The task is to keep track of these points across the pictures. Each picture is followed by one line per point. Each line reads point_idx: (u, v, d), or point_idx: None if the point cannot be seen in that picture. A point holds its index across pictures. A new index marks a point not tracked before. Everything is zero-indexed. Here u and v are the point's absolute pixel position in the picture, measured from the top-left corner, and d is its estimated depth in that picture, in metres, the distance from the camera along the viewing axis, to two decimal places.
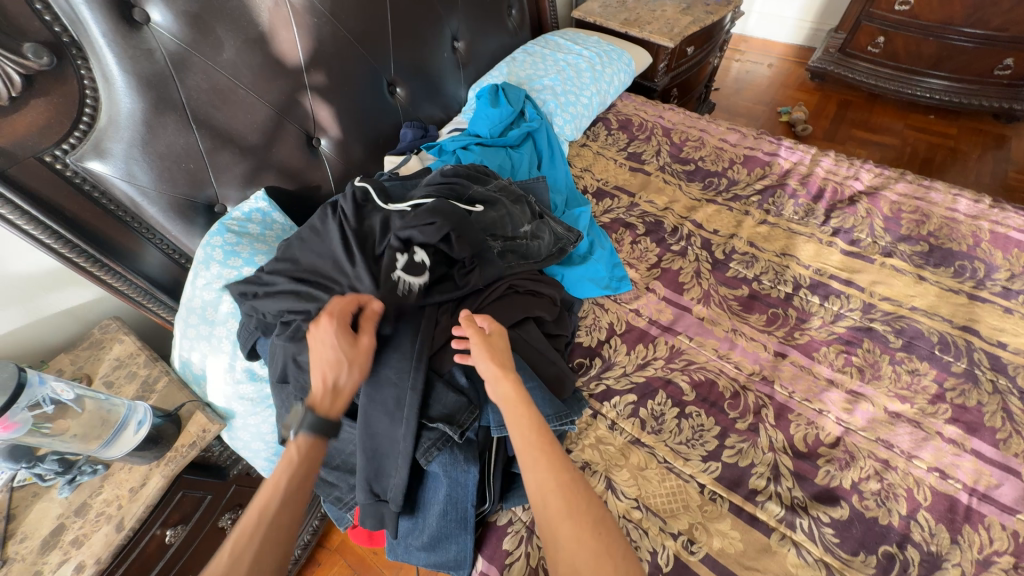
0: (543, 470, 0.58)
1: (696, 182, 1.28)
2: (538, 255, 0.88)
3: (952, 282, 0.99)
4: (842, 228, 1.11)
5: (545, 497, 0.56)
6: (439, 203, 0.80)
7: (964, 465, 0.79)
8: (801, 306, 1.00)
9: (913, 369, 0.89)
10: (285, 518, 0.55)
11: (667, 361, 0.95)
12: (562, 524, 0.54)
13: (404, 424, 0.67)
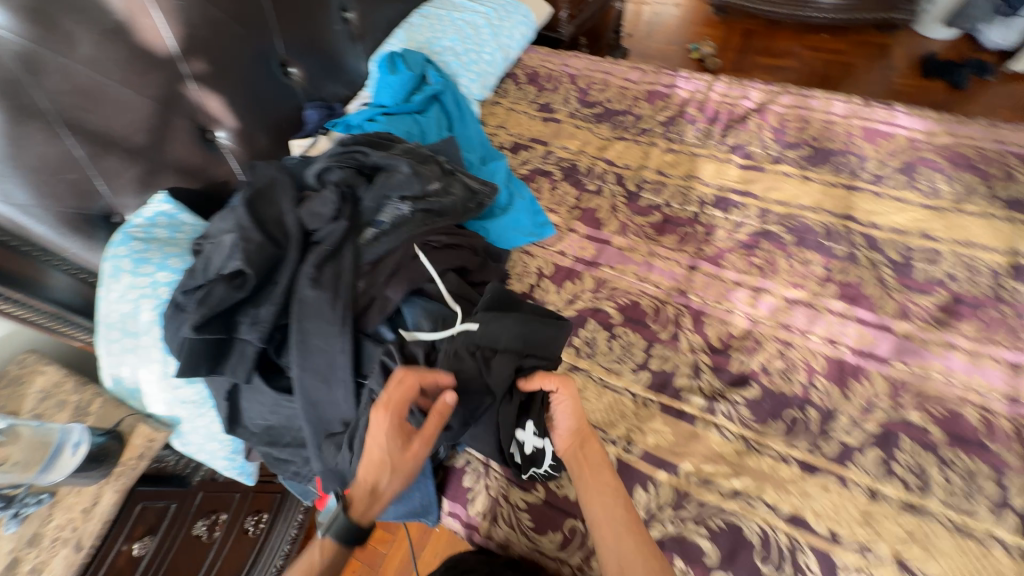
0: (627, 545, 0.63)
1: (604, 123, 1.33)
2: (452, 211, 0.90)
3: (832, 177, 1.10)
4: (737, 145, 1.20)
5: (620, 548, 0.63)
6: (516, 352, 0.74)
7: (850, 331, 0.90)
8: (706, 221, 1.09)
9: (804, 259, 1.00)
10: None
11: (593, 291, 1.02)
12: None
13: (340, 385, 0.69)
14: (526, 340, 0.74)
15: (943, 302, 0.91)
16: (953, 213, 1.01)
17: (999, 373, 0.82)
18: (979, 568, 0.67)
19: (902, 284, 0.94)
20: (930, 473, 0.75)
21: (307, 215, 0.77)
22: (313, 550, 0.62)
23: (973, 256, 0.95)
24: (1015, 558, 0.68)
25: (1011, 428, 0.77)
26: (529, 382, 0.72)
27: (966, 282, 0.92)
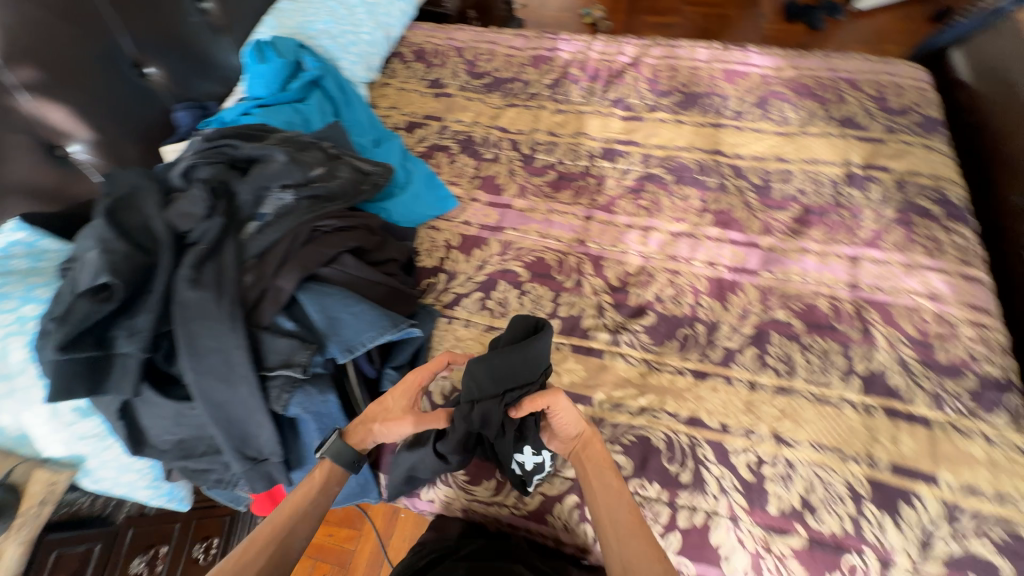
0: (634, 547, 0.63)
1: (495, 92, 1.36)
2: (341, 193, 0.89)
3: (701, 118, 1.21)
4: (618, 99, 1.28)
5: (625, 549, 0.63)
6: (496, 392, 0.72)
7: (725, 252, 1.02)
8: (597, 173, 1.16)
9: (683, 195, 1.10)
10: (297, 532, 0.64)
11: (500, 254, 1.06)
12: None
13: (241, 382, 0.68)
14: (497, 377, 0.71)
15: (797, 214, 1.05)
16: (800, 136, 1.15)
17: (841, 266, 0.97)
18: (835, 426, 0.81)
19: (764, 204, 1.06)
20: (795, 358, 0.88)
21: (176, 217, 0.74)
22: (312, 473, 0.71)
23: (817, 171, 1.09)
24: (861, 412, 0.82)
25: (853, 308, 0.92)
26: (519, 411, 0.72)
27: (813, 194, 1.06)
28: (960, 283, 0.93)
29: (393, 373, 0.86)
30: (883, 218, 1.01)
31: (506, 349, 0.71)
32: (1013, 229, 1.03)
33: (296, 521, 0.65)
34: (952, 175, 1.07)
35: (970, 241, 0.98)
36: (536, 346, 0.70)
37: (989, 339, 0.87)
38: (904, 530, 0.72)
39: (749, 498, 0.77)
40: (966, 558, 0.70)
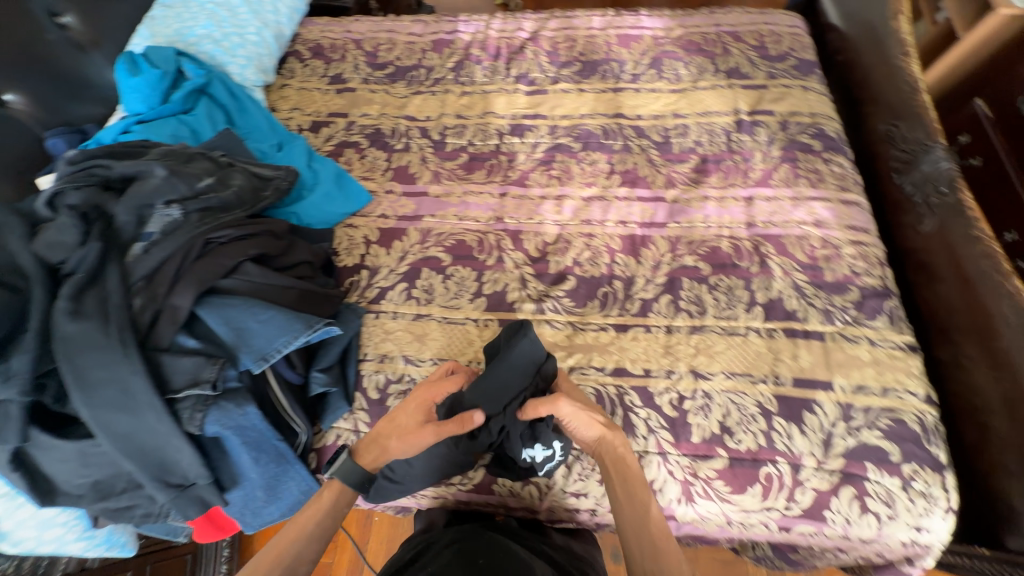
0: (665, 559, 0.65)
1: (399, 81, 1.33)
2: (236, 202, 0.86)
3: (601, 84, 1.25)
4: (521, 74, 1.29)
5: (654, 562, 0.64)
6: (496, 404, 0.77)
7: (635, 209, 1.06)
8: (507, 150, 1.17)
9: (591, 161, 1.13)
10: (302, 552, 0.68)
11: (421, 243, 1.06)
12: None
13: (145, 408, 0.65)
14: (491, 394, 0.77)
15: (696, 165, 1.10)
16: (693, 91, 1.21)
17: (738, 207, 1.03)
18: (743, 353, 0.87)
19: (665, 159, 1.12)
20: (705, 298, 0.94)
21: (45, 248, 0.70)
22: (322, 493, 0.74)
23: (711, 122, 1.15)
24: (764, 337, 0.89)
25: (751, 245, 0.98)
26: (525, 413, 0.75)
27: (709, 144, 1.12)
28: (841, 207, 1.01)
29: (320, 375, 0.84)
30: (771, 158, 1.08)
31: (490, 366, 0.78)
32: (882, 153, 1.14)
33: (297, 539, 0.68)
34: (829, 111, 1.15)
35: (847, 168, 1.07)
36: (513, 353, 0.77)
37: (868, 254, 0.96)
38: (809, 435, 0.80)
39: (674, 432, 0.82)
40: (860, 448, 0.79)
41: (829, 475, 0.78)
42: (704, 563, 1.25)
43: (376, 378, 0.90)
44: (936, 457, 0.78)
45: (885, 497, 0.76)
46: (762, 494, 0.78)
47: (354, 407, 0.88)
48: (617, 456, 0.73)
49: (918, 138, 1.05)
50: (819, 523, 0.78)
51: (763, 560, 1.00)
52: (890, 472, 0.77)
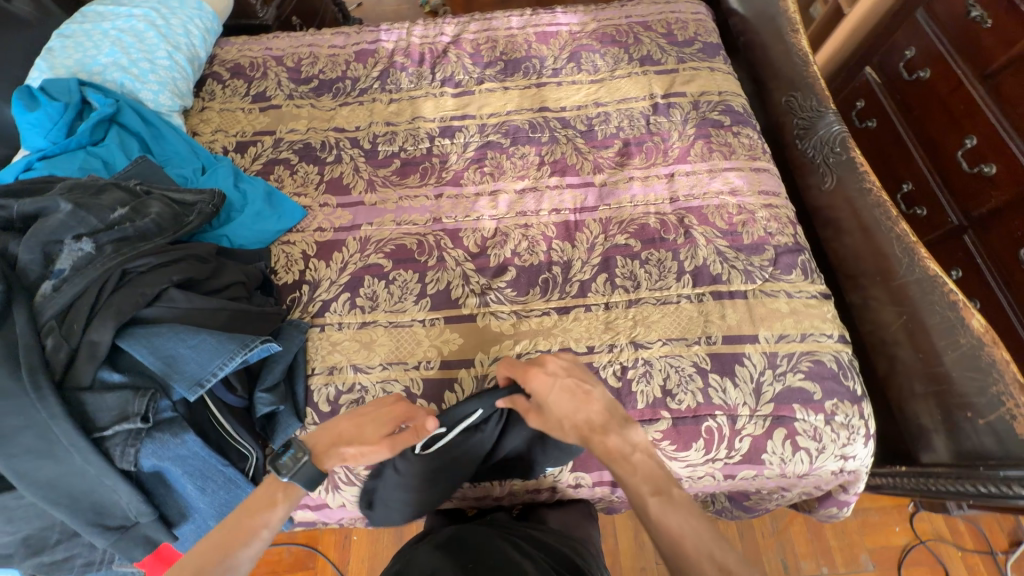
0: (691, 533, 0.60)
1: (324, 94, 1.32)
2: (154, 229, 0.83)
3: (524, 81, 1.29)
4: (446, 77, 1.32)
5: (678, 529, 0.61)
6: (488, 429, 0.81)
7: (567, 196, 1.10)
8: (439, 152, 1.19)
9: (521, 154, 1.17)
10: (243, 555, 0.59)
11: (361, 252, 1.05)
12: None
13: (67, 450, 0.62)
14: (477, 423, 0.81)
15: (619, 149, 1.16)
16: (611, 80, 1.26)
17: (661, 185, 1.09)
18: (677, 319, 0.93)
19: (591, 146, 1.17)
20: (639, 273, 0.99)
21: None
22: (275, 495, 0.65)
23: (630, 108, 1.21)
24: (695, 302, 0.95)
25: (676, 219, 1.05)
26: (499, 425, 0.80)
27: (630, 128, 1.18)
28: (752, 175, 1.09)
29: (265, 396, 0.82)
30: (687, 136, 1.15)
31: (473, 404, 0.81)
32: (785, 123, 1.23)
33: (242, 544, 0.60)
34: (735, 87, 1.23)
35: (755, 139, 1.15)
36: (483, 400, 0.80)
37: (780, 216, 1.04)
38: (741, 386, 0.86)
39: (620, 401, 0.86)
40: (787, 392, 0.85)
41: (763, 420, 0.84)
42: None
43: (326, 391, 0.89)
44: (853, 391, 0.86)
45: (813, 433, 0.83)
46: (705, 447, 0.84)
47: (307, 423, 0.87)
48: (614, 441, 0.68)
49: (813, 105, 1.15)
50: (759, 466, 0.84)
51: (723, 512, 1.06)
52: (814, 410, 0.84)
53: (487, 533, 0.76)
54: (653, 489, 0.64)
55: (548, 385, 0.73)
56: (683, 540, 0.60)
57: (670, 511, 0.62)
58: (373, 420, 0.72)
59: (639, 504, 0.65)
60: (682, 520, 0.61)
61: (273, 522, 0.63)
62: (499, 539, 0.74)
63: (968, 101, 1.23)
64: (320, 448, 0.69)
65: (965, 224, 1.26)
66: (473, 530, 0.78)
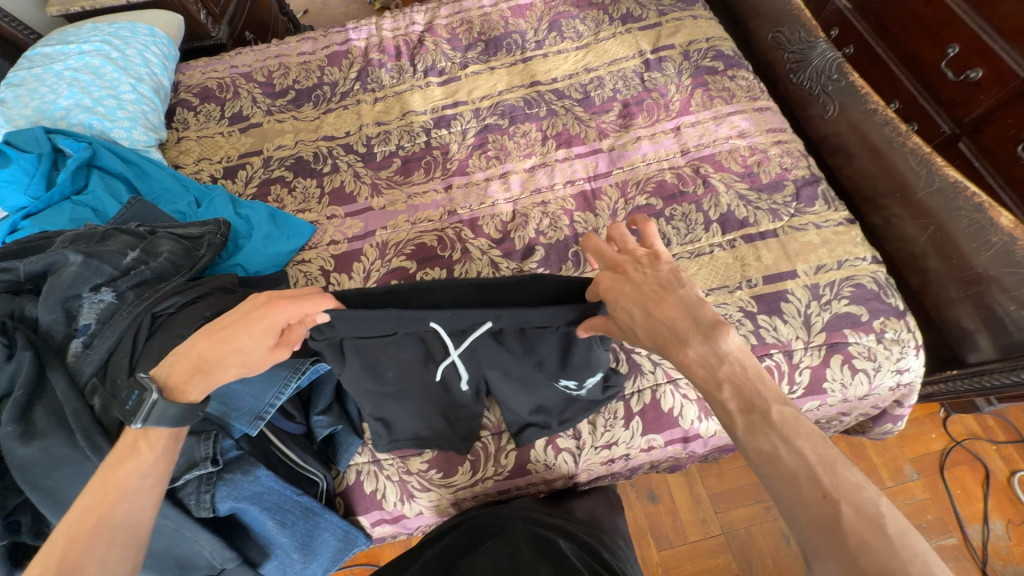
0: (794, 463, 0.48)
1: (305, 105, 1.27)
2: (172, 268, 0.79)
3: (509, 58, 1.25)
4: (428, 67, 1.27)
5: (782, 459, 0.48)
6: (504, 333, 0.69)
7: (578, 167, 1.08)
8: (438, 143, 1.15)
9: (523, 132, 1.14)
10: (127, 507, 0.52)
11: (381, 257, 1.02)
12: (812, 524, 0.45)
13: None
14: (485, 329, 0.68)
15: (620, 112, 1.14)
16: (596, 44, 1.24)
17: (670, 139, 1.08)
18: (714, 269, 0.93)
19: (591, 113, 1.15)
20: (666, 230, 0.98)
21: None
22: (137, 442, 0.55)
23: (622, 69, 1.19)
24: (727, 249, 0.95)
25: (691, 170, 1.04)
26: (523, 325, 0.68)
27: (626, 89, 1.16)
28: (757, 115, 1.09)
29: (322, 418, 0.80)
30: (684, 87, 1.14)
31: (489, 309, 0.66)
32: (776, 59, 1.23)
33: (115, 502, 0.51)
34: (721, 31, 1.22)
35: (752, 80, 1.14)
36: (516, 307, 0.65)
37: (792, 150, 1.04)
38: (790, 322, 0.87)
39: None
40: (835, 319, 0.86)
41: (817, 350, 0.85)
42: (730, 475, 1.34)
43: None
44: (896, 306, 0.88)
45: (867, 354, 0.85)
46: None
47: (367, 438, 0.83)
48: (694, 353, 0.54)
49: (802, 37, 1.16)
50: (821, 396, 0.85)
51: None
52: (865, 331, 0.86)
53: (513, 523, 0.75)
54: (742, 407, 0.52)
55: (617, 288, 0.61)
56: (781, 459, 0.48)
57: (753, 425, 0.51)
58: (247, 331, 0.58)
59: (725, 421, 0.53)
60: (784, 439, 0.49)
61: (149, 471, 0.55)
62: (525, 517, 0.78)
63: (943, 12, 1.25)
64: (177, 379, 0.58)
65: (958, 132, 1.28)
66: (501, 517, 0.78)
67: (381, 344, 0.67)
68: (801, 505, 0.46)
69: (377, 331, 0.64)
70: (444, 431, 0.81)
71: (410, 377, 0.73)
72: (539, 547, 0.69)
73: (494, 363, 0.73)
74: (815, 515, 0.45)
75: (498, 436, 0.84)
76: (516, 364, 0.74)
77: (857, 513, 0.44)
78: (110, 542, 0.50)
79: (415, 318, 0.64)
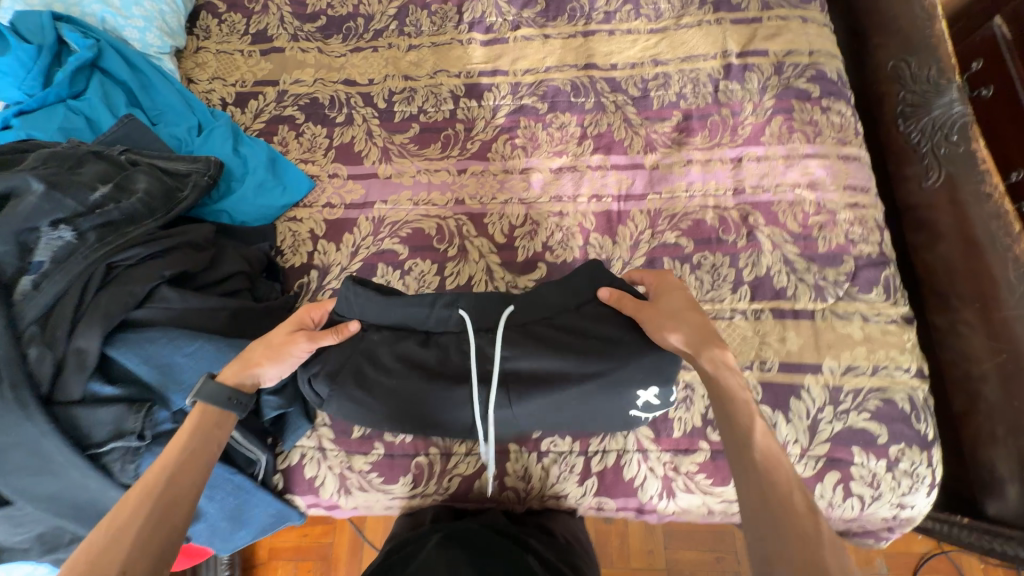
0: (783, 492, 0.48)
1: (333, 37, 1.14)
2: (143, 210, 0.74)
3: (568, 28, 1.07)
4: (475, 20, 1.10)
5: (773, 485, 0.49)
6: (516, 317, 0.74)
7: (610, 181, 0.94)
8: (465, 116, 1.02)
9: (560, 124, 0.99)
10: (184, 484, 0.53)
11: (374, 234, 0.94)
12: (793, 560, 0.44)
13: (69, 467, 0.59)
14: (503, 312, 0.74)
15: (678, 123, 0.97)
16: (674, 31, 1.04)
17: (725, 171, 0.92)
18: (728, 339, 0.81)
19: (643, 117, 0.98)
20: (688, 280, 0.86)
21: None
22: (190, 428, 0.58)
23: (695, 69, 1.00)
24: (750, 320, 0.82)
25: (738, 215, 0.89)
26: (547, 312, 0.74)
27: (693, 97, 0.98)
28: (838, 164, 0.91)
29: (271, 398, 0.77)
30: (763, 110, 0.95)
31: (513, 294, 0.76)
32: (888, 94, 1.00)
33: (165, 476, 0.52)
34: (832, 45, 0.99)
35: (849, 117, 0.94)
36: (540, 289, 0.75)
37: (866, 218, 0.87)
38: (794, 422, 0.76)
39: (654, 428, 0.78)
40: (847, 432, 0.75)
41: (814, 462, 0.75)
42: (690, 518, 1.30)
43: None
44: (924, 435, 0.76)
45: (870, 480, 0.74)
46: None
47: (316, 424, 0.82)
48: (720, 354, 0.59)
49: (930, 76, 0.92)
50: None
51: None
52: (877, 454, 0.75)
53: (476, 532, 0.71)
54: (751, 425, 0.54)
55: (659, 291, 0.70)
56: (781, 467, 0.50)
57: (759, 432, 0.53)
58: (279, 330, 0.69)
59: (731, 423, 0.55)
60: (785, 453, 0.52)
61: (187, 453, 0.55)
62: (499, 535, 0.71)
63: None
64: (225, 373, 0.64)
65: None
66: (470, 530, 0.71)
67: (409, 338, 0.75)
68: (780, 511, 0.47)
69: (407, 323, 0.76)
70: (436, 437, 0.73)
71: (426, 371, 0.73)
72: (512, 562, 0.65)
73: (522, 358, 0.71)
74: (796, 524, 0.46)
75: (446, 457, 0.81)
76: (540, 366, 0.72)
77: (828, 533, 0.46)
78: (152, 530, 0.48)
79: (443, 309, 0.75)
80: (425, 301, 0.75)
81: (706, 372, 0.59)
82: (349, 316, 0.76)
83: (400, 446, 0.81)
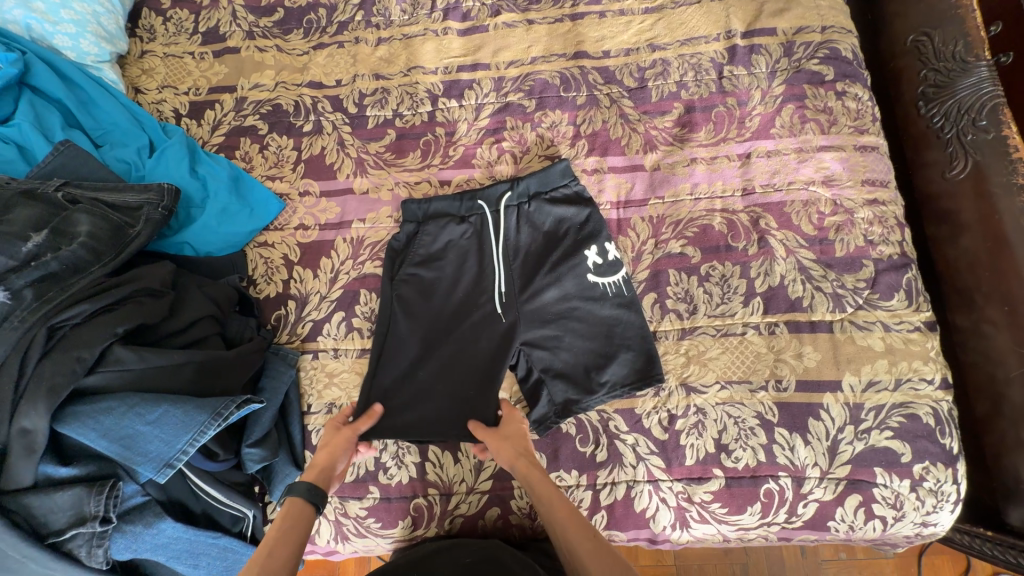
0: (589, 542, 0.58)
1: (293, 31, 1.02)
2: (88, 256, 0.67)
3: (554, 11, 0.96)
4: (450, 6, 0.99)
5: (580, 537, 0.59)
6: (512, 208, 0.83)
7: (608, 186, 0.86)
8: (445, 118, 0.92)
9: (550, 123, 0.90)
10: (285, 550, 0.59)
11: (353, 257, 0.86)
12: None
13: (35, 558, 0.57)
14: (502, 201, 0.84)
15: (680, 116, 0.88)
16: (672, 10, 0.93)
17: (732, 169, 0.84)
18: (741, 358, 0.76)
19: (641, 111, 0.89)
20: (696, 293, 0.79)
21: None
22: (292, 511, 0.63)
23: (697, 54, 0.90)
24: (764, 334, 0.77)
25: (748, 219, 0.82)
26: (531, 201, 0.84)
27: (695, 85, 0.89)
28: (855, 156, 0.83)
29: (254, 451, 0.71)
30: (772, 97, 0.86)
31: (516, 183, 0.84)
32: (907, 72, 0.92)
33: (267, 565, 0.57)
34: (846, 19, 0.90)
35: (865, 101, 0.85)
36: (531, 181, 0.83)
37: (886, 216, 0.80)
38: (812, 445, 0.72)
39: (665, 457, 0.74)
40: (868, 453, 0.71)
41: (834, 485, 0.71)
42: None
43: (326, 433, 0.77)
44: (949, 450, 0.71)
45: (893, 501, 0.71)
46: (762, 511, 0.72)
47: (307, 470, 0.76)
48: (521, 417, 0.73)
49: (957, 51, 0.85)
50: (821, 532, 0.73)
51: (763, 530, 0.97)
52: (900, 475, 0.71)
53: (430, 558, 0.67)
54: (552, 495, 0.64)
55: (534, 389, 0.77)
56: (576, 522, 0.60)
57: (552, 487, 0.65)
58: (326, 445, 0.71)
59: (533, 482, 0.66)
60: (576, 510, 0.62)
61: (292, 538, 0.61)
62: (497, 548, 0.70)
63: None
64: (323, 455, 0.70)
65: None
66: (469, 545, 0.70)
67: (441, 227, 0.84)
68: (577, 545, 0.58)
69: (436, 215, 0.84)
70: (458, 359, 0.78)
71: (442, 272, 0.82)
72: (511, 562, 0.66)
73: (517, 252, 0.82)
74: (598, 556, 0.56)
75: (446, 498, 0.76)
76: (530, 257, 0.82)
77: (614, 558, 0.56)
78: None
79: (462, 202, 0.84)
80: (454, 195, 0.84)
81: (519, 464, 0.68)
82: (403, 225, 0.85)
83: (397, 489, 0.76)
